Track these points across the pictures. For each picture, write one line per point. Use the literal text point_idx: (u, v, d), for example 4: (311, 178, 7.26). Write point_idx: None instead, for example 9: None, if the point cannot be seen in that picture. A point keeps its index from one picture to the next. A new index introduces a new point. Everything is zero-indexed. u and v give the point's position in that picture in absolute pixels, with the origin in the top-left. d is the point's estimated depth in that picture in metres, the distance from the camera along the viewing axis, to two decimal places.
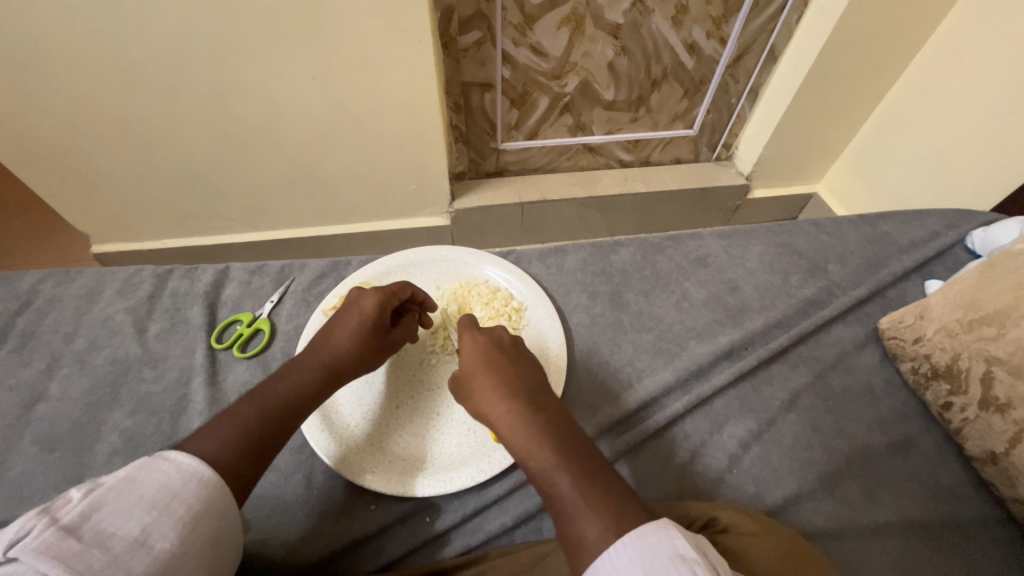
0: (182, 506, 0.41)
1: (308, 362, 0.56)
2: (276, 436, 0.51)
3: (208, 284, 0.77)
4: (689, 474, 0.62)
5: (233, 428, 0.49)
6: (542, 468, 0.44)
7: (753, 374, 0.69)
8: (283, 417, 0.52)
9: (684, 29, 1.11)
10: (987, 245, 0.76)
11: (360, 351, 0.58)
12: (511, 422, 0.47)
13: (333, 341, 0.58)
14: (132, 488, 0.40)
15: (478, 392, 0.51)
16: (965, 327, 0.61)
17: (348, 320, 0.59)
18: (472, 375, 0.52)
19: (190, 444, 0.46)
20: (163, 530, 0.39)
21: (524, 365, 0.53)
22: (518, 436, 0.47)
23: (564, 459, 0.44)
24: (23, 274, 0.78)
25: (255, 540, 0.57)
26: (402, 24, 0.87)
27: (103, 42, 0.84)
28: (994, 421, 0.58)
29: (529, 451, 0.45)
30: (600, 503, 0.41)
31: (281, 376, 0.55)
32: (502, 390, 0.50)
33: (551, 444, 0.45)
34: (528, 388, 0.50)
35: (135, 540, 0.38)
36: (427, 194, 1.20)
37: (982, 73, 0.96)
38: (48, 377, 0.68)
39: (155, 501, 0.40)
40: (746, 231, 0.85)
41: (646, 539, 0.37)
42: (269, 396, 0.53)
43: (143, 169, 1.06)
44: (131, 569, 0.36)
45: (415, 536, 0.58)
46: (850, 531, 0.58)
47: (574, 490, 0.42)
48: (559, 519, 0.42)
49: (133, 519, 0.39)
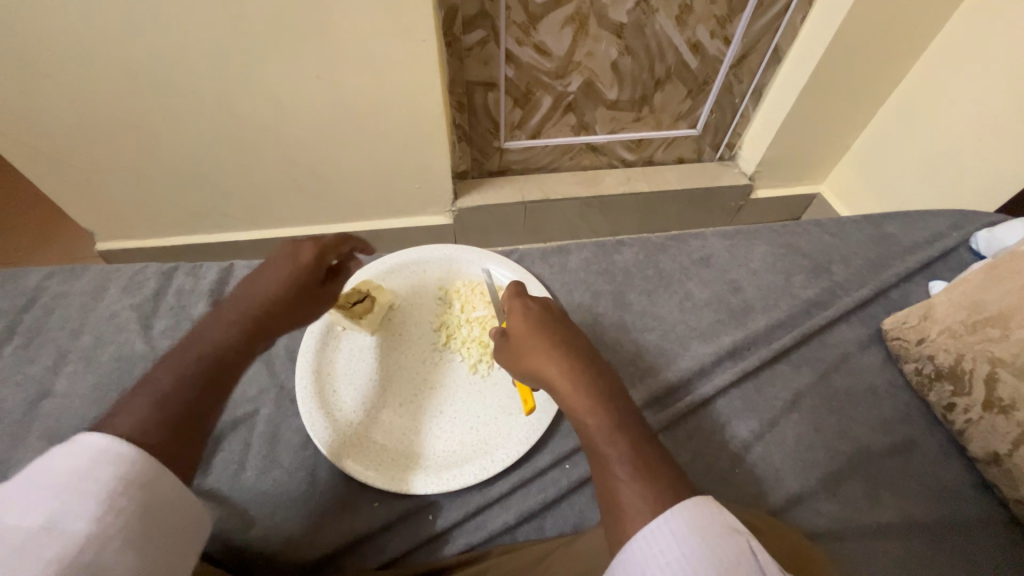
0: (96, 485, 0.37)
1: (232, 318, 0.52)
2: (205, 396, 0.47)
3: (212, 282, 0.77)
4: (692, 473, 0.62)
5: (153, 399, 0.44)
6: (591, 431, 0.45)
7: (755, 374, 0.69)
8: (209, 374, 0.47)
9: (688, 28, 1.11)
10: (991, 246, 0.76)
11: (291, 304, 0.55)
12: (565, 383, 0.48)
13: (257, 296, 0.53)
14: (33, 478, 0.36)
15: (530, 353, 0.51)
16: (969, 328, 0.61)
17: (273, 272, 0.55)
18: (525, 337, 0.53)
19: (109, 425, 0.42)
20: (76, 512, 0.35)
21: (576, 333, 0.54)
22: (571, 397, 0.47)
23: (614, 424, 0.45)
24: (29, 271, 0.78)
25: (259, 536, 0.58)
26: (406, 23, 0.87)
27: (108, 40, 0.84)
28: (997, 422, 0.58)
29: (583, 415, 0.46)
30: (645, 473, 0.41)
31: (199, 335, 0.50)
32: (557, 353, 0.50)
33: (603, 409, 0.46)
34: (580, 354, 0.51)
35: (41, 528, 0.34)
36: (430, 193, 1.21)
37: (987, 73, 0.95)
38: (54, 374, 0.69)
39: (63, 484, 0.36)
40: (750, 231, 0.84)
41: (701, 510, 0.38)
42: (187, 357, 0.48)
43: (147, 167, 1.06)
44: (42, 556, 0.33)
45: (418, 534, 0.59)
46: (852, 531, 0.58)
47: (626, 461, 0.42)
48: (602, 482, 0.43)
49: (37, 507, 0.34)
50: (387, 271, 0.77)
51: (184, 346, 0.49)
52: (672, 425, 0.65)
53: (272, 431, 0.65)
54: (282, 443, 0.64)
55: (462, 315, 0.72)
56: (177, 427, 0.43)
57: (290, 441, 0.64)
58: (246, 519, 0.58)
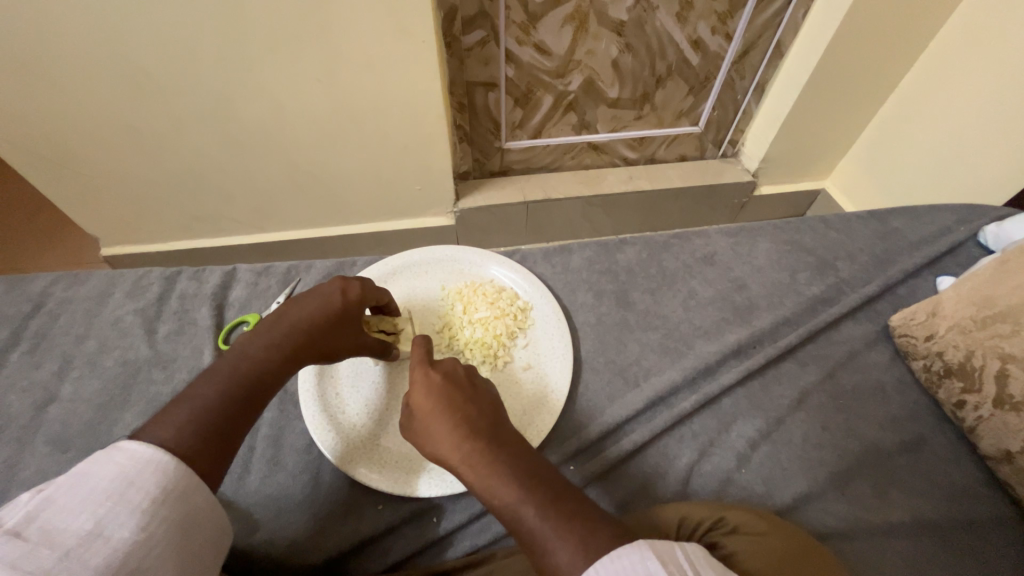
0: (139, 494, 0.41)
1: (277, 338, 0.55)
2: (243, 414, 0.50)
3: (215, 286, 0.77)
4: (696, 475, 0.61)
5: (191, 411, 0.47)
6: (507, 506, 0.43)
7: (761, 372, 0.69)
8: (248, 394, 0.51)
9: (689, 25, 1.10)
10: (1000, 240, 0.75)
11: (329, 336, 0.58)
12: (472, 463, 0.46)
13: (302, 319, 0.57)
14: (82, 483, 0.40)
15: (433, 433, 0.48)
16: (979, 324, 0.60)
17: (323, 302, 0.58)
18: (426, 414, 0.49)
19: (150, 433, 0.45)
20: (119, 520, 0.39)
21: (479, 392, 0.51)
22: (475, 472, 0.45)
23: (523, 491, 0.43)
24: (34, 277, 0.78)
25: (262, 540, 0.58)
26: (405, 24, 0.87)
27: (108, 45, 0.84)
28: (1009, 419, 0.57)
29: (491, 486, 0.44)
30: (572, 531, 0.40)
31: (243, 352, 0.54)
32: (458, 428, 0.47)
33: (510, 476, 0.44)
34: (482, 421, 0.48)
35: (89, 533, 0.37)
36: (432, 194, 1.20)
37: (993, 67, 0.94)
38: (59, 380, 0.69)
39: (108, 492, 0.40)
40: (754, 229, 0.84)
41: (619, 563, 0.36)
42: (230, 373, 0.51)
43: (151, 172, 1.07)
44: (88, 561, 0.36)
45: (422, 537, 0.58)
46: (861, 530, 0.58)
47: (541, 521, 0.41)
48: (534, 556, 0.41)
49: (85, 513, 0.38)
50: (389, 273, 0.77)
51: (227, 362, 0.53)
52: (604, 474, 0.61)
53: (275, 435, 0.64)
54: (285, 447, 0.64)
55: (464, 317, 0.72)
56: (211, 441, 0.47)
57: (293, 444, 0.64)
58: (250, 524, 0.58)
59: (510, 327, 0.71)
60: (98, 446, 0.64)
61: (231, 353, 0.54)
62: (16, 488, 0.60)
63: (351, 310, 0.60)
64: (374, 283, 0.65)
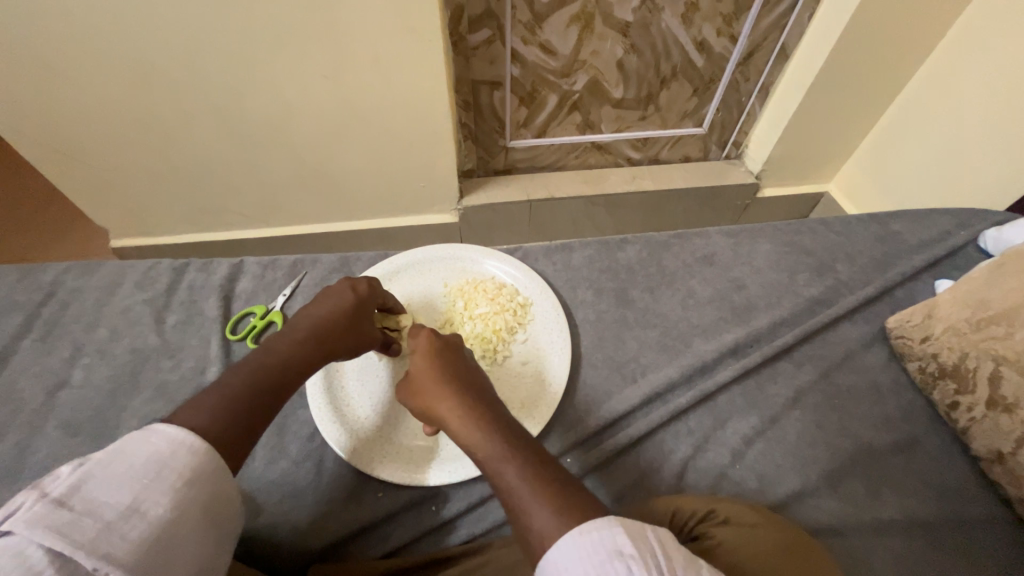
0: (174, 474, 0.42)
1: (299, 332, 0.57)
2: (272, 403, 0.52)
3: (222, 277, 0.78)
4: (690, 468, 0.62)
5: (221, 398, 0.49)
6: (491, 461, 0.45)
7: (757, 371, 0.69)
8: (277, 384, 0.53)
9: (694, 27, 1.11)
10: (999, 244, 0.76)
11: (346, 330, 0.60)
12: (466, 424, 0.48)
13: (320, 314, 0.59)
14: (121, 460, 0.41)
15: (429, 394, 0.52)
16: (973, 327, 0.61)
17: (335, 298, 0.61)
18: (425, 379, 0.53)
19: (181, 418, 0.47)
20: (154, 497, 0.40)
21: (478, 375, 0.55)
22: (464, 433, 0.48)
23: (506, 450, 0.45)
24: (46, 266, 0.80)
25: (266, 523, 0.59)
26: (415, 24, 0.88)
27: (121, 41, 0.86)
28: (1001, 420, 0.58)
29: (476, 446, 0.47)
30: (548, 496, 0.41)
31: (268, 347, 0.55)
32: (455, 394, 0.51)
33: (495, 437, 0.47)
34: (478, 394, 0.52)
35: (127, 508, 0.39)
36: (437, 192, 1.22)
37: (995, 73, 0.95)
38: (70, 366, 0.71)
39: (146, 469, 0.41)
40: (754, 230, 0.84)
41: (589, 535, 0.37)
42: (259, 366, 0.53)
43: (160, 166, 1.09)
44: (126, 535, 0.38)
45: (421, 524, 0.59)
46: (852, 527, 0.58)
47: (521, 475, 0.43)
48: (512, 511, 0.42)
49: (125, 488, 0.40)
50: (393, 270, 0.78)
51: (253, 357, 0.54)
52: (587, 473, 0.62)
53: (280, 423, 0.66)
54: (289, 435, 0.65)
55: (465, 312, 0.73)
56: (240, 428, 0.48)
57: (298, 431, 0.65)
58: (254, 507, 0.60)
59: (510, 322, 0.72)
60: (107, 431, 0.65)
61: (257, 348, 0.55)
62: (28, 469, 0.62)
63: (364, 305, 0.62)
64: (379, 282, 0.67)
